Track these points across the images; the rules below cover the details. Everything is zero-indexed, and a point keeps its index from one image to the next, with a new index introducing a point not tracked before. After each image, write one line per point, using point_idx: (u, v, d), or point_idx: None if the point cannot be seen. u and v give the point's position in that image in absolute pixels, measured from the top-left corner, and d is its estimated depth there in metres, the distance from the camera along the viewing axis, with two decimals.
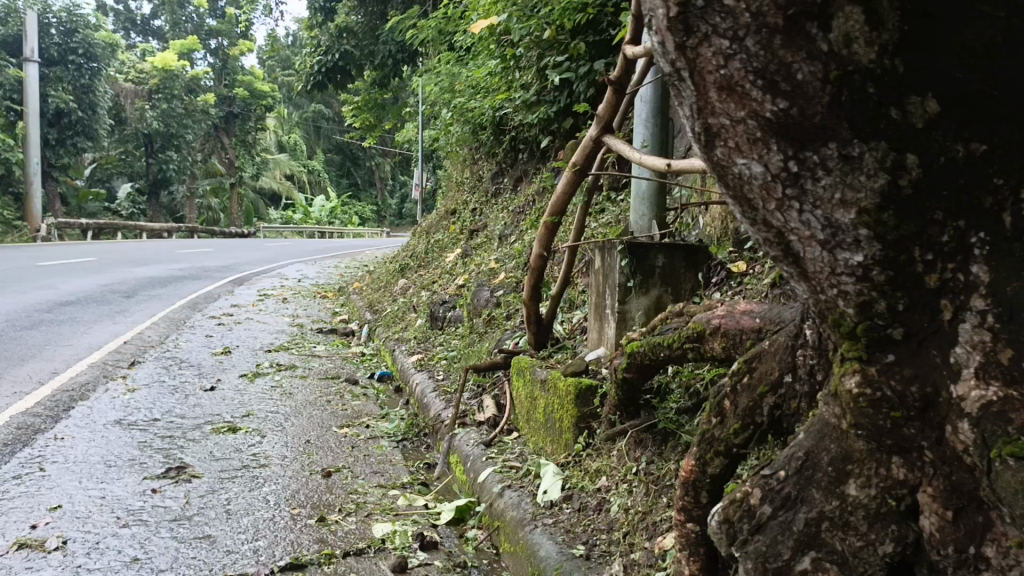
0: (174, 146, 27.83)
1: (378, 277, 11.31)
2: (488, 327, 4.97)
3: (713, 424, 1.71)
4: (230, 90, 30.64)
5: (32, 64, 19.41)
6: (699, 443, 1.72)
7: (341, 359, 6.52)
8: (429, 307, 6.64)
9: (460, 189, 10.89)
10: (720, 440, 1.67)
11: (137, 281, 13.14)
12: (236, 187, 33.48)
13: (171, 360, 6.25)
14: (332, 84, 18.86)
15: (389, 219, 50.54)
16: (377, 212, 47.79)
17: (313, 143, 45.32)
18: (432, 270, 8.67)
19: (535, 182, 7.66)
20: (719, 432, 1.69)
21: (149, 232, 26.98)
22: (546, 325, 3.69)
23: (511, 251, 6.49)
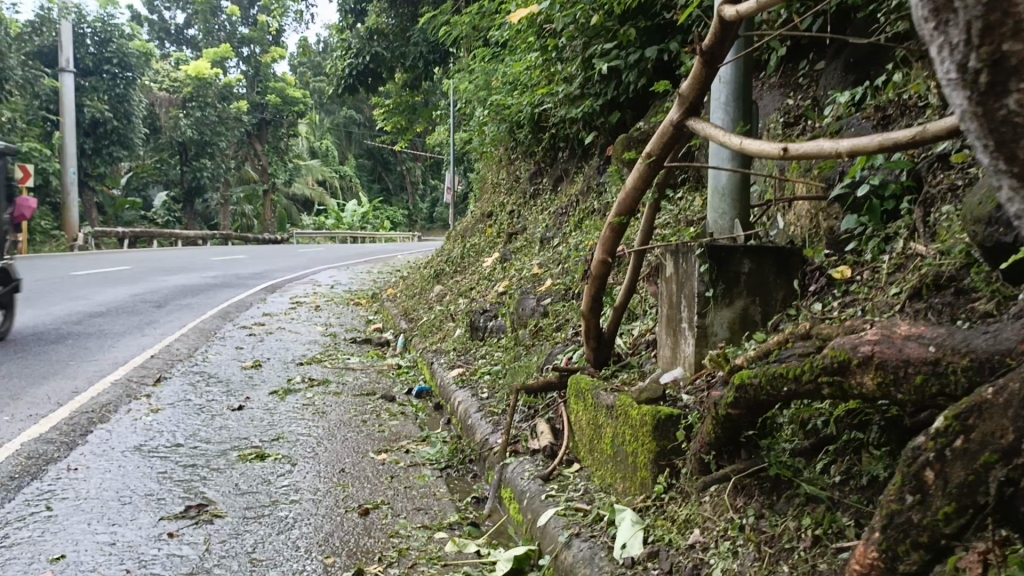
0: (208, 153, 27.93)
1: (412, 283, 10.98)
2: (535, 339, 4.57)
3: (908, 504, 1.37)
4: (262, 97, 30.73)
5: (67, 74, 19.46)
6: (887, 528, 1.40)
7: (377, 373, 6.16)
8: (469, 316, 6.26)
9: (495, 191, 10.52)
10: (920, 526, 1.35)
11: (168, 291, 12.95)
12: (269, 193, 33.53)
13: (200, 375, 5.94)
14: (363, 88, 18.64)
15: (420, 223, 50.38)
16: (409, 216, 47.70)
17: (345, 149, 45.35)
18: (469, 275, 8.29)
19: (578, 182, 7.24)
20: (919, 515, 1.35)
21: (185, 240, 27.06)
22: (606, 343, 3.25)
23: (555, 255, 6.08)
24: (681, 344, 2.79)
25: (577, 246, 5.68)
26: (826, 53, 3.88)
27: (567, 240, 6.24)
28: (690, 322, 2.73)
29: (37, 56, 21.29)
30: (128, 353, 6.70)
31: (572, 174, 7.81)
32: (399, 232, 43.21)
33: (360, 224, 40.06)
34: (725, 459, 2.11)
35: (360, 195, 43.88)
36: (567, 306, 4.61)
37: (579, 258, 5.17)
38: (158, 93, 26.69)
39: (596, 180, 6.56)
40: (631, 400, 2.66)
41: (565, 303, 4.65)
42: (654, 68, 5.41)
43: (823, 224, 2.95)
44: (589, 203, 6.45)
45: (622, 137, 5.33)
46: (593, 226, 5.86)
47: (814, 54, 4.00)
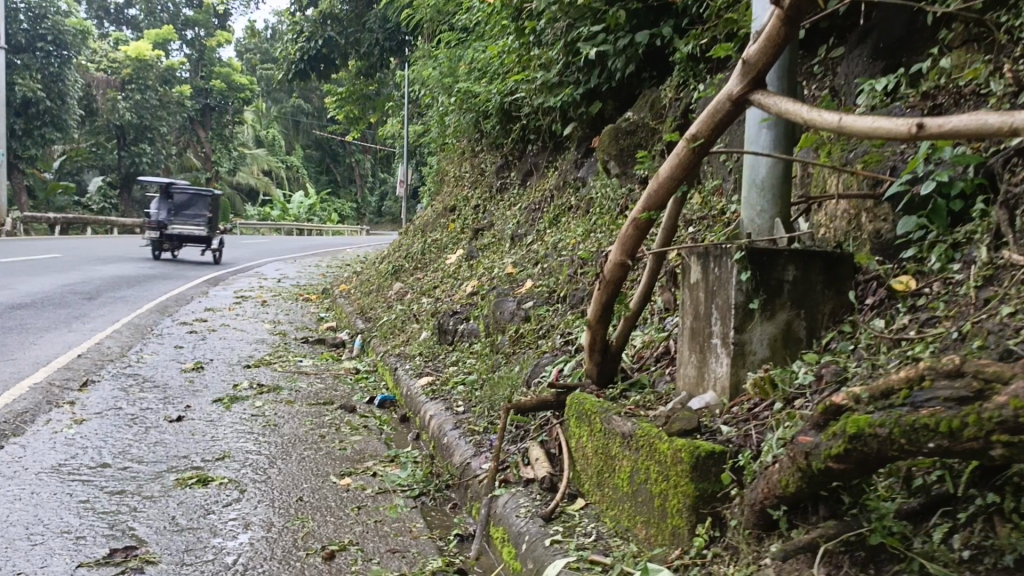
0: (149, 138, 26.74)
1: (366, 279, 10.44)
2: (516, 347, 4.15)
3: None
4: (207, 82, 29.66)
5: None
6: None
7: (334, 378, 5.65)
8: (435, 318, 5.81)
9: (456, 185, 10.06)
10: None
11: (102, 282, 12.13)
12: (213, 182, 32.36)
13: (134, 378, 5.34)
14: (315, 75, 17.95)
15: (369, 217, 49.49)
16: (357, 209, 46.78)
17: (293, 139, 44.23)
18: (431, 273, 7.82)
19: (551, 177, 6.84)
20: None
21: (122, 228, 25.84)
22: (613, 356, 2.85)
23: (530, 254, 5.66)
24: (710, 362, 2.39)
25: (557, 245, 5.26)
26: (846, 39, 3.51)
27: (542, 238, 5.82)
28: (724, 337, 2.32)
29: None
30: (52, 350, 6.05)
31: (543, 168, 7.41)
32: (347, 225, 42.29)
33: (307, 215, 39.03)
34: (798, 517, 1.73)
35: (307, 186, 42.79)
36: (551, 311, 4.19)
37: (560, 258, 4.76)
38: (96, 74, 25.47)
39: (573, 175, 6.16)
40: (657, 429, 2.25)
41: (548, 308, 4.23)
42: (644, 54, 5.01)
43: (866, 225, 2.54)
44: (566, 199, 6.04)
45: (609, 128, 4.94)
46: (573, 224, 5.45)
47: (835, 39, 3.62)
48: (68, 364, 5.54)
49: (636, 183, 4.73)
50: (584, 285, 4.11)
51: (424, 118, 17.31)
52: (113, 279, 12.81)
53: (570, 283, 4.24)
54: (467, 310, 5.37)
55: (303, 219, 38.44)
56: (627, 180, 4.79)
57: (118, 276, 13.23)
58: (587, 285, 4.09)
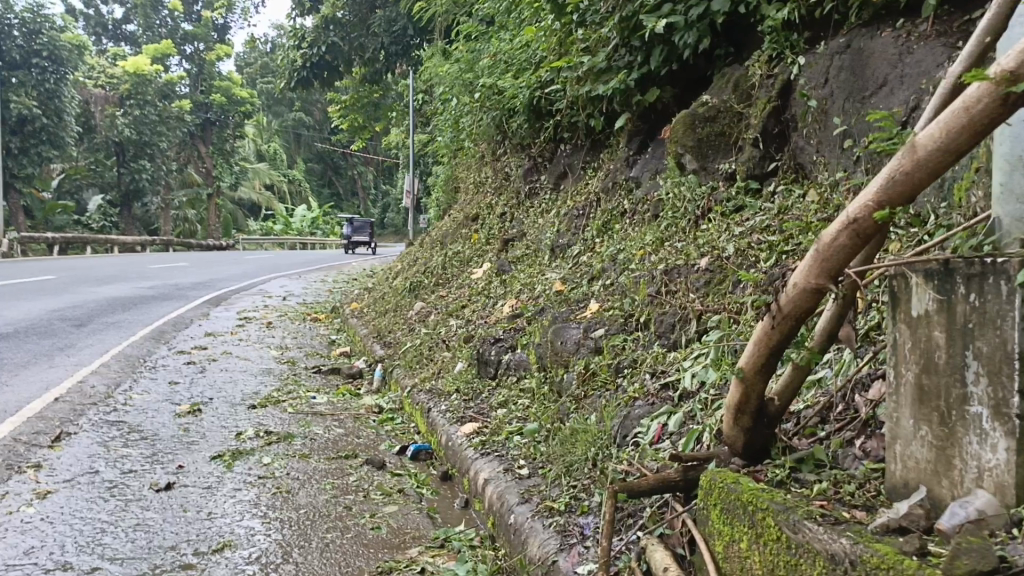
0: (148, 155, 26.00)
1: (379, 297, 9.63)
2: (586, 389, 3.30)
3: None
4: (206, 96, 28.96)
5: None
6: None
7: (354, 419, 4.81)
8: (472, 345, 4.97)
9: (476, 192, 9.24)
10: None
11: (94, 305, 11.27)
12: (214, 197, 31.61)
13: (119, 427, 4.50)
14: (318, 82, 17.20)
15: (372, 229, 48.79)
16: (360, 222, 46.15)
17: (294, 152, 43.61)
18: (457, 290, 6.98)
19: (595, 178, 6.00)
20: None
21: (122, 246, 25.04)
22: (769, 423, 2.01)
23: (582, 268, 4.82)
24: (965, 441, 1.55)
25: (617, 257, 4.42)
26: None
27: (595, 250, 5.00)
28: (996, 406, 1.48)
29: None
30: (24, 393, 5.19)
31: (581, 169, 6.61)
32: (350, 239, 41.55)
33: (310, 229, 38.30)
34: None
35: (309, 200, 42.04)
36: (631, 342, 3.34)
37: (628, 272, 3.91)
38: (94, 90, 24.78)
39: (625, 175, 5.33)
40: (906, 559, 1.41)
41: (626, 338, 3.37)
42: (722, 23, 4.17)
43: None
44: (621, 203, 5.21)
45: (682, 115, 4.08)
46: (634, 232, 4.62)
47: None
48: (40, 412, 4.68)
49: (721, 180, 3.89)
50: (672, 307, 3.27)
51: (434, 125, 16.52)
52: (106, 302, 11.97)
53: (651, 306, 3.39)
54: (512, 335, 4.52)
55: (306, 233, 37.69)
56: (708, 177, 3.95)
57: (113, 300, 12.38)
58: (677, 306, 3.25)
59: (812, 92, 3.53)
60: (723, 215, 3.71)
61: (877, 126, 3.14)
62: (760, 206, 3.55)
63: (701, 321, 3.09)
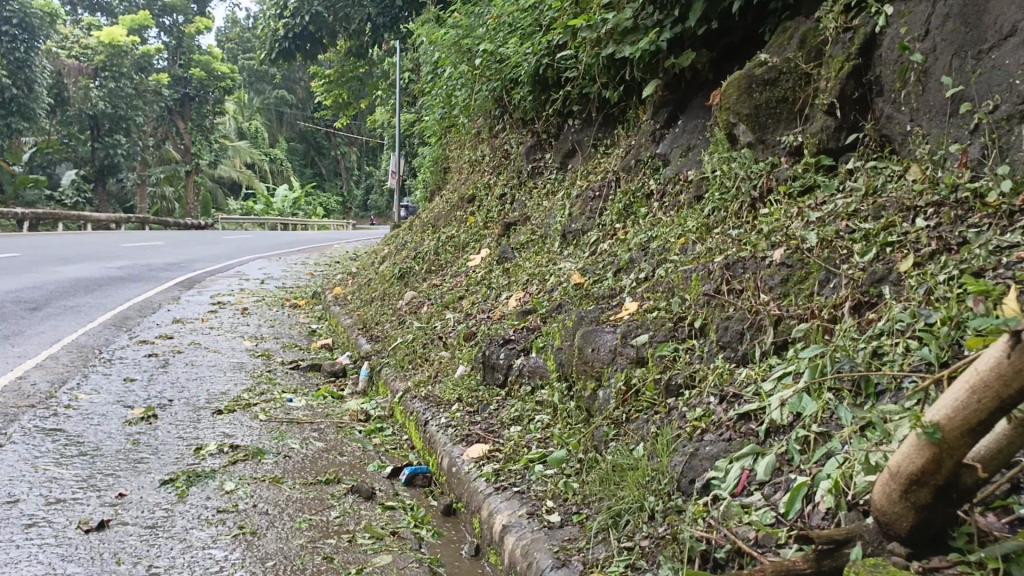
0: (124, 129, 24.97)
1: (365, 283, 8.97)
2: (629, 411, 2.66)
3: None
4: (185, 71, 27.93)
5: None
6: None
7: (336, 429, 4.16)
8: (475, 344, 4.32)
9: (471, 171, 8.60)
10: None
11: (57, 288, 10.47)
12: (193, 174, 30.62)
13: (56, 439, 3.80)
14: (301, 55, 16.34)
15: (355, 210, 47.96)
16: (342, 203, 45.40)
17: (276, 131, 42.64)
18: (452, 280, 6.33)
19: (612, 157, 5.36)
20: None
21: (95, 223, 24.06)
22: (951, 505, 1.42)
23: (603, 258, 4.17)
24: None
25: (650, 247, 3.78)
26: None
27: (618, 237, 4.35)
28: None
29: None
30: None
31: (592, 148, 6.08)
32: (331, 220, 40.76)
33: (291, 209, 37.43)
34: None
35: (292, 179, 41.09)
36: (683, 354, 2.69)
37: (671, 266, 3.27)
38: (67, 61, 23.71)
39: (651, 152, 4.69)
40: None
41: (677, 347, 2.72)
42: None
43: None
44: (646, 184, 4.57)
45: (737, 76, 3.42)
46: (667, 218, 3.98)
47: None
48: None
49: (783, 155, 3.26)
50: (738, 310, 2.62)
51: (423, 101, 15.77)
52: (71, 284, 11.16)
53: (708, 308, 2.74)
54: (523, 334, 3.86)
55: (288, 213, 36.90)
56: (767, 153, 3.32)
57: (79, 281, 11.57)
58: (744, 309, 2.60)
59: (910, 46, 2.86)
60: (789, 198, 3.07)
61: (1004, 85, 2.50)
62: (839, 186, 2.91)
63: (780, 329, 2.45)
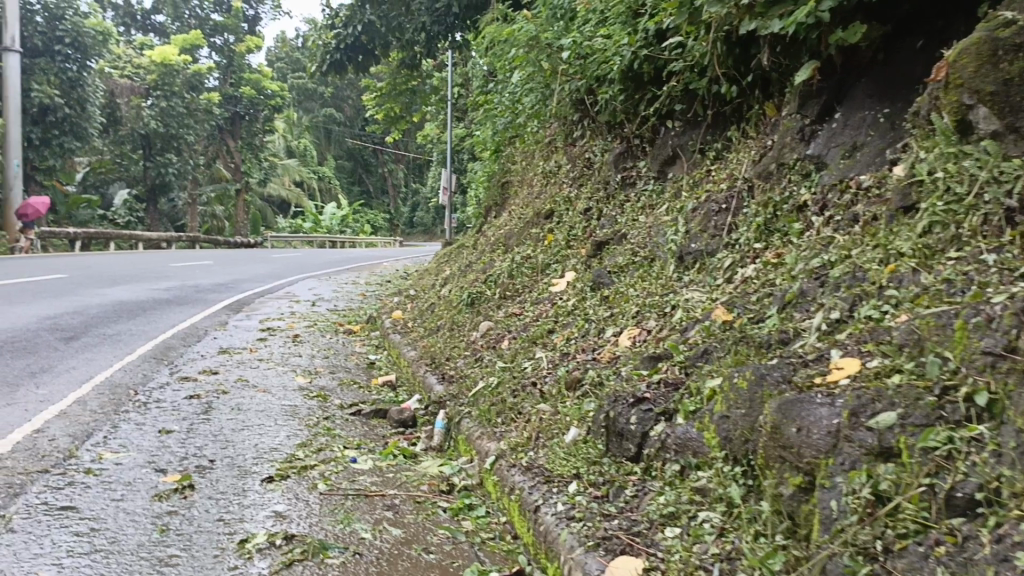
0: (175, 148, 24.90)
1: (426, 309, 8.27)
2: (889, 540, 1.75)
3: None
4: (235, 89, 27.84)
5: (12, 54, 16.76)
6: None
7: (414, 506, 3.32)
8: (586, 401, 3.47)
9: (544, 184, 7.86)
10: None
11: (100, 313, 9.96)
12: (243, 193, 30.57)
13: (67, 524, 3.01)
14: (353, 67, 15.74)
15: (401, 227, 47.85)
16: (389, 221, 45.45)
17: (324, 149, 42.76)
18: (535, 311, 5.48)
19: (736, 162, 4.49)
20: None
21: (147, 243, 23.96)
22: None
23: (753, 289, 3.26)
24: None
25: (829, 276, 2.88)
26: None
27: (766, 262, 3.45)
28: None
29: None
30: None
31: (700, 155, 5.29)
32: (379, 237, 40.61)
33: (339, 226, 37.29)
34: None
35: (340, 196, 40.99)
36: (967, 447, 1.79)
37: (891, 308, 2.37)
38: (120, 81, 23.70)
39: (799, 154, 3.79)
40: None
41: (952, 436, 1.82)
42: None
43: None
44: (796, 194, 3.66)
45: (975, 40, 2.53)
46: (844, 236, 3.07)
47: None
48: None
49: None
50: None
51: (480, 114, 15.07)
52: (115, 308, 10.67)
53: (997, 376, 1.84)
54: (658, 389, 2.97)
55: (336, 231, 36.82)
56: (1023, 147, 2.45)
57: (124, 305, 11.09)
58: None
59: None
60: None
61: None
62: None
63: None
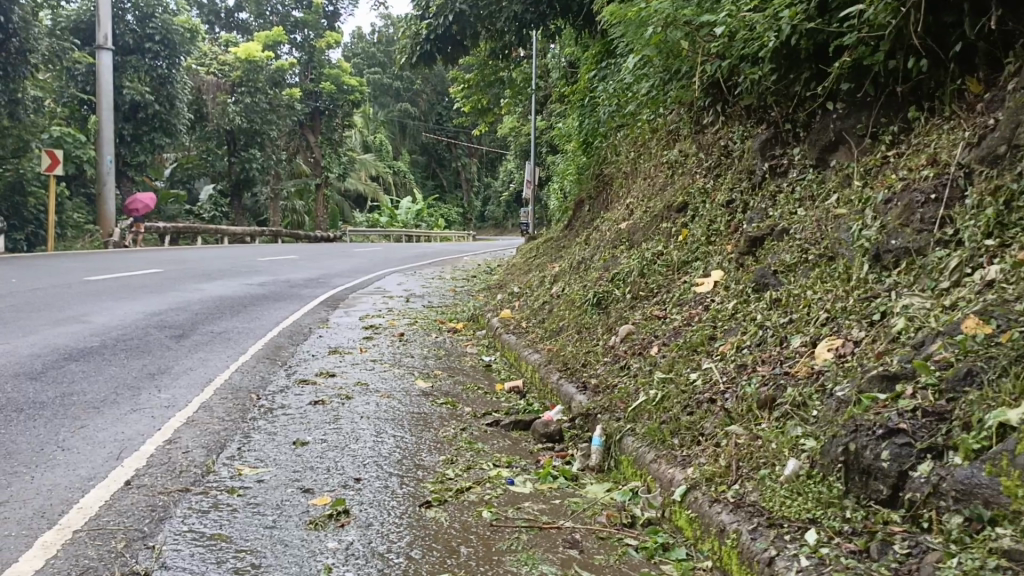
0: (258, 143, 25.26)
1: (540, 308, 7.89)
2: None
3: None
4: (316, 85, 28.10)
5: (106, 53, 17.12)
6: None
7: (599, 543, 2.90)
8: (797, 427, 2.99)
9: (670, 175, 7.36)
10: None
11: (201, 309, 9.92)
12: (322, 188, 30.95)
13: (223, 559, 2.71)
14: (441, 58, 15.47)
15: (473, 221, 47.90)
16: (462, 215, 45.53)
17: (399, 144, 43.02)
18: (684, 315, 4.99)
19: (938, 146, 3.93)
20: None
21: (230, 237, 24.41)
22: None
23: (1012, 296, 2.71)
24: None
25: None
26: None
27: (1016, 263, 2.90)
28: None
29: (73, 32, 20.12)
30: (80, 472, 3.54)
31: (877, 139, 4.79)
32: (454, 232, 40.68)
33: (414, 221, 37.44)
34: None
35: (415, 191, 41.20)
36: None
37: None
38: (206, 77, 24.16)
39: None
40: None
41: None
42: None
43: None
44: None
45: None
46: None
47: None
48: (93, 522, 2.99)
49: None
50: None
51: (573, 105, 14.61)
52: (213, 303, 10.62)
53: None
54: (914, 417, 2.44)
55: (411, 225, 36.99)
56: None
57: (221, 300, 11.05)
58: None
59: None
60: None
61: None
62: None
63: None
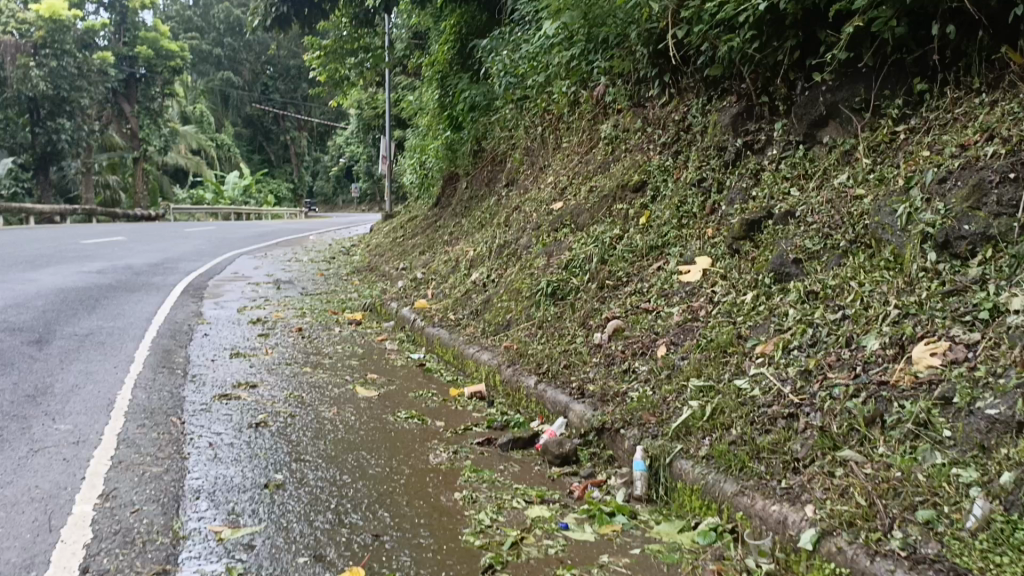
0: (67, 111, 22.32)
1: (464, 298, 7.19)
2: None
3: None
4: (130, 48, 25.16)
5: None
6: None
7: None
8: (942, 452, 2.55)
9: (613, 154, 6.87)
10: None
11: (40, 305, 8.31)
12: (139, 162, 28.02)
13: None
14: (298, 23, 13.91)
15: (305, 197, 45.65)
16: (292, 190, 43.20)
17: (221, 115, 39.84)
18: (681, 308, 4.48)
19: (992, 123, 3.64)
20: None
21: (36, 216, 21.39)
22: None
23: None
24: None
25: None
26: None
27: None
28: None
29: None
30: (8, 559, 2.52)
31: (883, 113, 4.50)
32: (287, 209, 38.50)
33: (241, 198, 34.93)
34: None
35: (241, 165, 38.47)
36: None
37: None
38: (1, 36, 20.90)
39: None
40: None
41: None
42: None
43: None
44: None
45: None
46: None
47: None
48: None
49: None
50: None
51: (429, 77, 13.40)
52: (50, 297, 8.96)
53: None
54: None
55: (239, 201, 34.53)
56: None
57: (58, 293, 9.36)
58: None
59: None
60: None
61: None
62: None
63: None
